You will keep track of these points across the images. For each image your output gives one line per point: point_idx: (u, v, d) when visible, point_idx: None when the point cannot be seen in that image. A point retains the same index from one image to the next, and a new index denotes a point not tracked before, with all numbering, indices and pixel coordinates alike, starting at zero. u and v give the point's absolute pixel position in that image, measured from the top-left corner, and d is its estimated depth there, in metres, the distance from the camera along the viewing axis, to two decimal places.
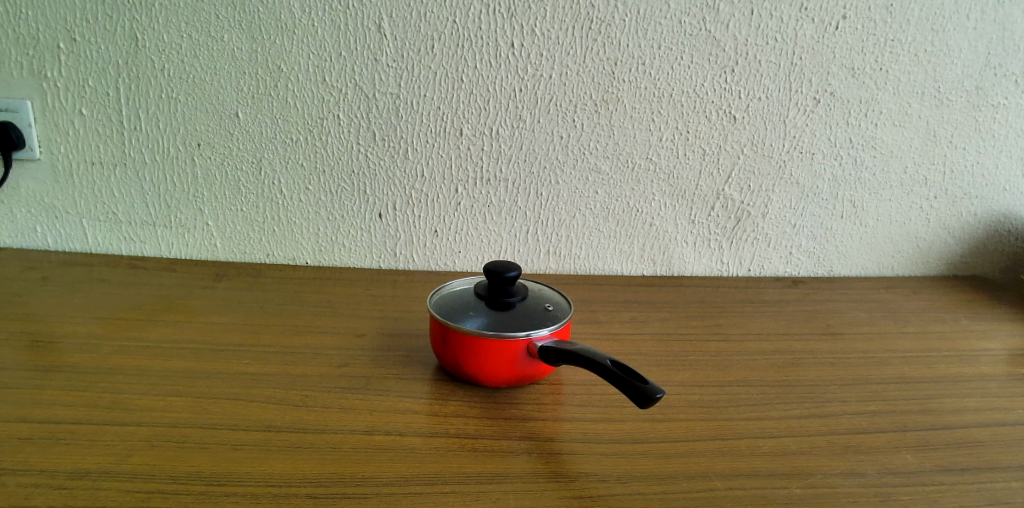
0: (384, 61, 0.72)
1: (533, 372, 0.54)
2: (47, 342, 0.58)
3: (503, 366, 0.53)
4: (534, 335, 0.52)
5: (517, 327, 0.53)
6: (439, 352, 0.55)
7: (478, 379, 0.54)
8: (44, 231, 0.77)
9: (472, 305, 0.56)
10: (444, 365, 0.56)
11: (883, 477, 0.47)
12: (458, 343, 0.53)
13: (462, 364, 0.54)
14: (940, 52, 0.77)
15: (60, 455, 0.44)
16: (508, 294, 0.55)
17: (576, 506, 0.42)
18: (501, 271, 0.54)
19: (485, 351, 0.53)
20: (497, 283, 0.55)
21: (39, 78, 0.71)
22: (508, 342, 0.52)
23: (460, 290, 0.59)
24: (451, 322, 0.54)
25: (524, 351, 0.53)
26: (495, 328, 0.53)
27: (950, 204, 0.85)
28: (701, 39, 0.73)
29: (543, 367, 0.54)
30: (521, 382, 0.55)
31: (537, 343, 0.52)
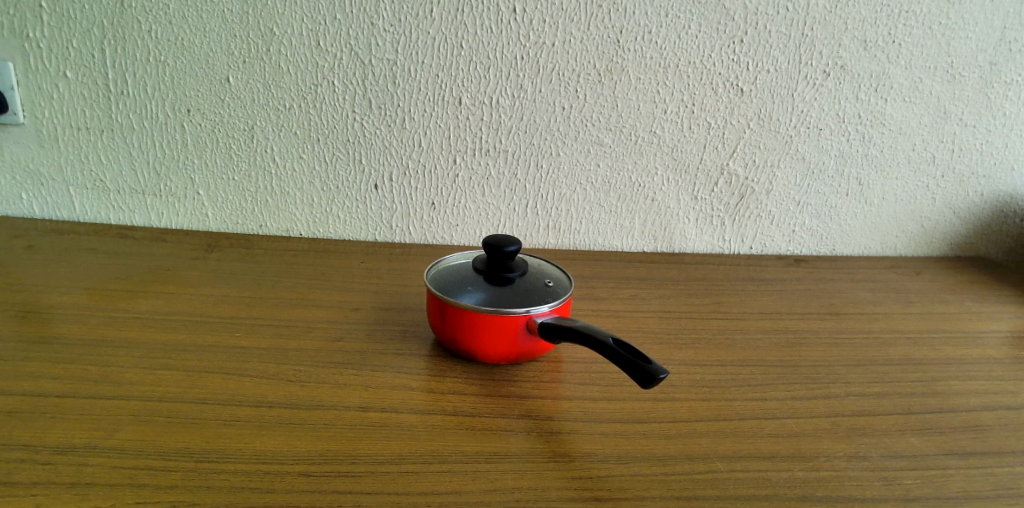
0: (381, 26, 0.69)
1: (532, 349, 0.53)
2: (32, 312, 0.56)
3: (502, 343, 0.52)
4: (534, 311, 0.51)
5: (516, 303, 0.51)
6: (437, 327, 0.54)
7: (476, 355, 0.53)
8: (29, 199, 0.75)
9: (470, 279, 0.54)
10: (440, 340, 0.55)
11: (888, 460, 0.46)
12: (456, 319, 0.52)
13: (460, 340, 0.53)
14: (954, 26, 0.75)
15: (44, 429, 0.42)
16: (508, 269, 0.54)
17: (576, 487, 0.41)
18: (500, 245, 0.53)
19: (483, 328, 0.51)
20: (496, 257, 0.53)
21: (21, 38, 0.69)
22: (508, 319, 0.51)
23: (458, 264, 0.57)
24: (450, 297, 0.52)
25: (523, 327, 0.51)
26: (494, 304, 0.51)
27: (957, 184, 0.84)
28: (710, 7, 0.71)
29: (543, 344, 0.53)
30: (520, 360, 0.53)
31: (537, 319, 0.51)
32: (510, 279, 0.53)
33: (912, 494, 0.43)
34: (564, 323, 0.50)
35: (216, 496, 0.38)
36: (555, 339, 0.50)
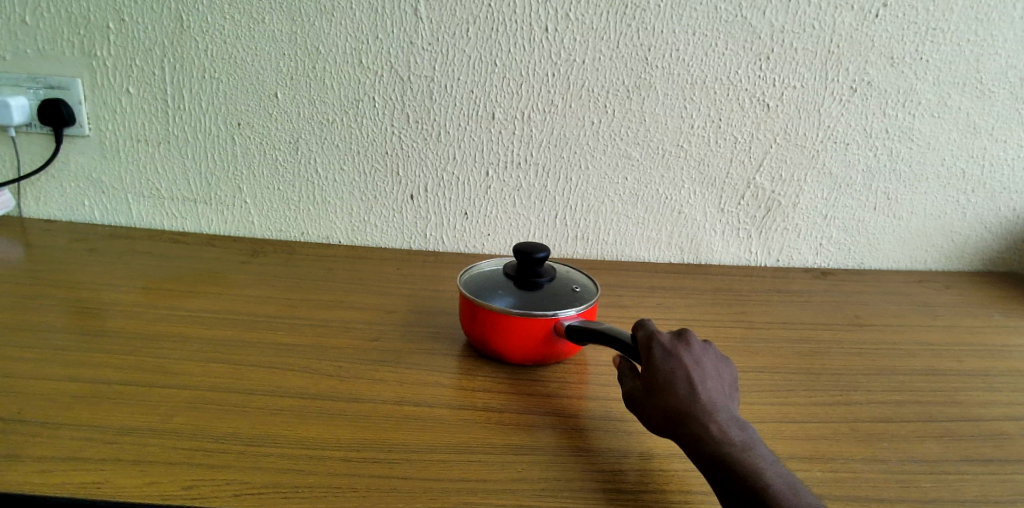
0: (419, 44, 0.73)
1: (559, 351, 0.55)
2: (95, 308, 0.61)
3: (531, 344, 0.54)
4: (561, 314, 0.53)
5: (544, 306, 0.54)
6: (467, 329, 0.57)
7: (505, 355, 0.55)
8: (91, 205, 0.80)
9: (500, 284, 0.57)
10: (470, 341, 0.57)
11: (906, 464, 0.47)
12: (487, 321, 0.55)
13: (490, 341, 0.55)
14: (983, 43, 0.76)
15: (109, 412, 0.46)
16: (536, 275, 0.56)
17: (599, 480, 0.44)
18: (530, 252, 0.56)
19: (513, 329, 0.54)
20: (526, 264, 0.56)
21: (90, 57, 0.74)
22: (536, 320, 0.53)
23: (489, 270, 0.60)
24: (481, 299, 0.55)
25: (551, 330, 0.54)
26: (523, 307, 0.54)
27: (988, 199, 0.84)
28: (736, 26, 0.73)
29: (569, 346, 0.55)
30: (546, 362, 0.56)
31: (564, 322, 0.53)
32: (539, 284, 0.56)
33: (928, 497, 0.44)
34: (589, 324, 0.52)
35: (265, 476, 0.42)
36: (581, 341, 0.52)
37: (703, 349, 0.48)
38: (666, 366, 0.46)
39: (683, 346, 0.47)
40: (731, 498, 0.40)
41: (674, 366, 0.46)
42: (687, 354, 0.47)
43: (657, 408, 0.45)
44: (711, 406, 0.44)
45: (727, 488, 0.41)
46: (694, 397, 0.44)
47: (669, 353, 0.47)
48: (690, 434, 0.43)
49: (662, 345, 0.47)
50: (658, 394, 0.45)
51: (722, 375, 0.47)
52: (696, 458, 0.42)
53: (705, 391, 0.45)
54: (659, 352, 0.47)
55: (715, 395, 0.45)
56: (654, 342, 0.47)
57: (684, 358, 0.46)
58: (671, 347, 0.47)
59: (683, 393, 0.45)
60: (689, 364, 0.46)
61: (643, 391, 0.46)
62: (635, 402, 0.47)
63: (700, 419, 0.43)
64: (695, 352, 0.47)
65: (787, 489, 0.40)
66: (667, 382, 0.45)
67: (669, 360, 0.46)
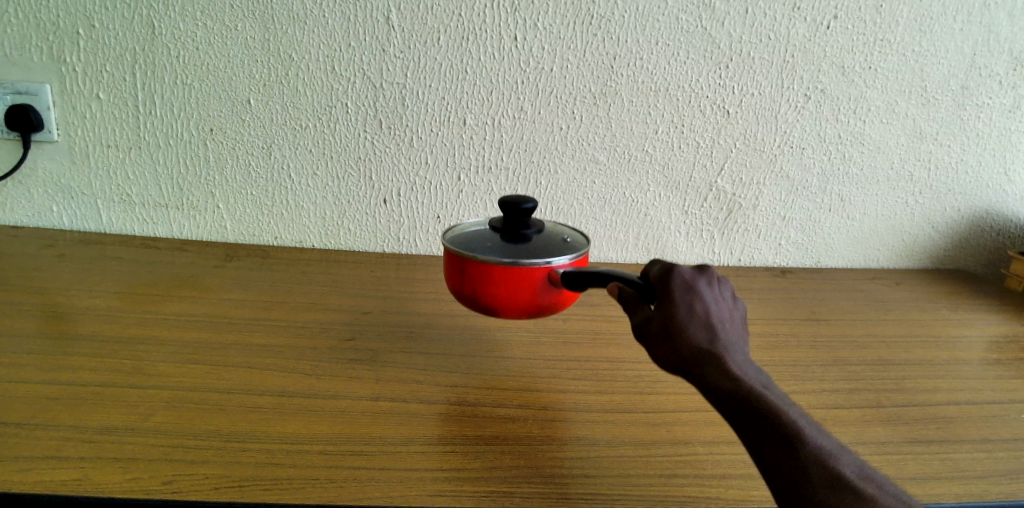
0: (391, 52, 0.74)
1: (553, 302, 0.53)
2: (68, 313, 0.61)
3: (524, 294, 0.52)
4: (555, 261, 0.52)
5: (535, 255, 0.52)
6: (456, 285, 0.55)
7: (497, 310, 0.54)
8: (59, 211, 0.80)
9: (488, 238, 0.55)
10: (460, 299, 0.55)
11: (855, 446, 0.50)
12: (477, 274, 0.53)
13: (481, 294, 0.53)
14: (927, 53, 0.80)
15: (86, 412, 0.47)
16: (524, 228, 0.55)
17: (569, 467, 0.46)
18: (517, 203, 0.53)
19: (505, 280, 0.52)
20: (513, 215, 0.54)
21: (58, 63, 0.74)
22: (529, 268, 0.51)
23: (474, 229, 0.58)
24: (470, 252, 0.53)
25: (544, 280, 0.52)
26: (514, 256, 0.52)
27: (934, 200, 0.89)
28: (697, 36, 0.76)
29: (563, 299, 0.54)
30: (540, 314, 0.54)
31: (558, 270, 0.52)
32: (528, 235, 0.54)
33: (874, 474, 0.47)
34: (601, 270, 0.50)
35: (244, 470, 0.43)
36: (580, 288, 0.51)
37: (719, 285, 0.47)
38: (683, 302, 0.45)
39: (700, 282, 0.47)
40: (750, 434, 0.40)
41: (691, 302, 0.45)
42: (706, 289, 0.46)
43: (672, 344, 0.44)
44: (727, 343, 0.44)
45: (745, 424, 0.41)
46: (711, 334, 0.44)
47: (687, 287, 0.46)
48: (708, 370, 0.43)
49: (680, 279, 0.46)
50: (675, 330, 0.44)
51: (734, 312, 0.47)
52: (713, 394, 0.43)
53: (722, 328, 0.45)
54: (679, 286, 0.46)
55: (730, 333, 0.45)
56: (671, 277, 0.46)
57: (703, 294, 0.46)
58: (692, 282, 0.46)
59: (701, 330, 0.44)
60: (706, 301, 0.45)
61: (657, 327, 0.45)
62: (646, 337, 0.46)
63: (717, 355, 0.43)
64: (714, 289, 0.47)
65: (808, 424, 0.40)
66: (684, 319, 0.45)
67: (686, 296, 0.46)
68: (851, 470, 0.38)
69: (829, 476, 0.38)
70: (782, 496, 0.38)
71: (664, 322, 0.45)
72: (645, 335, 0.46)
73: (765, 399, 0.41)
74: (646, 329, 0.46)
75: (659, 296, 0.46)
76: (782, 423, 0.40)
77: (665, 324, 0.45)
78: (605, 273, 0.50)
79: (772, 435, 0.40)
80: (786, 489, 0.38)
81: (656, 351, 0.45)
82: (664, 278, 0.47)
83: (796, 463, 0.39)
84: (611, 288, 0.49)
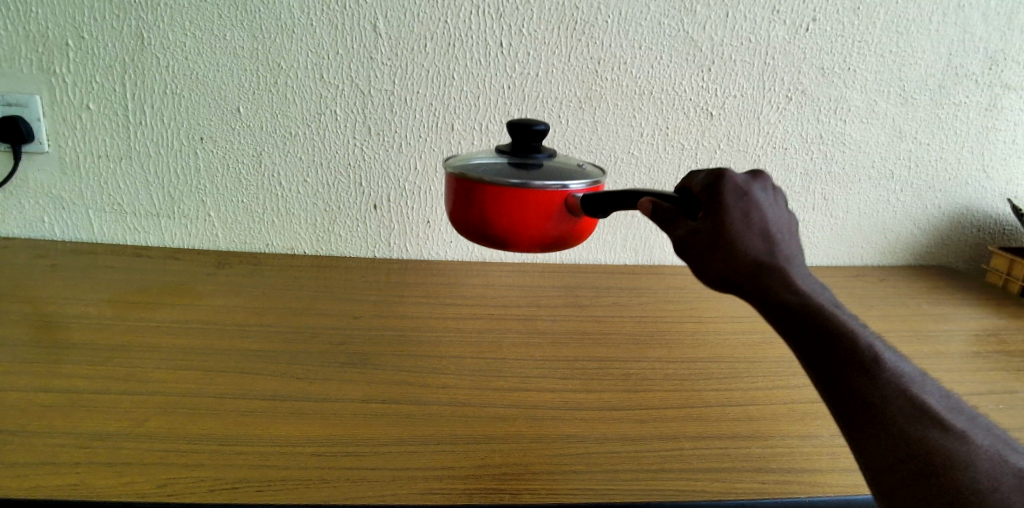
0: (379, 59, 0.75)
1: (567, 233, 0.48)
2: (61, 322, 0.61)
3: (538, 222, 0.47)
4: (571, 185, 0.47)
5: (548, 177, 0.47)
6: (458, 213, 0.49)
7: (505, 241, 0.49)
8: (50, 222, 0.80)
9: (495, 162, 0.50)
10: (463, 229, 0.50)
11: (836, 439, 0.52)
12: (484, 198, 0.47)
13: (488, 221, 0.48)
14: (904, 53, 0.82)
15: (82, 418, 0.47)
16: (534, 152, 0.50)
17: (557, 463, 0.47)
18: (528, 124, 0.49)
19: (516, 204, 0.47)
20: (523, 137, 0.49)
21: (48, 74, 0.73)
22: (542, 191, 0.46)
23: (478, 154, 0.53)
24: (475, 173, 0.47)
25: (559, 205, 0.47)
26: (524, 177, 0.47)
27: (915, 197, 0.91)
28: (679, 40, 0.78)
29: (577, 229, 0.49)
30: (552, 247, 0.49)
31: (575, 196, 0.47)
32: (538, 159, 0.49)
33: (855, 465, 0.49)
34: (631, 191, 0.44)
35: (238, 472, 0.43)
36: (602, 213, 0.46)
37: (772, 188, 0.42)
38: (738, 214, 0.40)
39: (754, 184, 0.41)
40: (818, 357, 0.38)
41: (747, 210, 0.40)
42: (762, 197, 0.41)
43: (726, 260, 0.40)
44: (787, 258, 0.40)
45: (814, 347, 0.38)
46: (770, 249, 0.39)
47: (741, 196, 0.40)
48: (769, 289, 0.39)
49: (734, 187, 0.40)
50: (730, 245, 0.40)
51: (790, 216, 0.41)
52: (776, 315, 0.39)
53: (781, 240, 0.40)
54: (733, 197, 0.40)
55: (789, 245, 0.40)
56: (722, 182, 0.40)
57: (759, 203, 0.40)
58: (746, 190, 0.40)
59: (759, 242, 0.40)
60: (764, 210, 0.40)
61: (706, 245, 0.40)
62: (691, 252, 0.41)
63: (778, 271, 0.39)
64: (769, 196, 0.41)
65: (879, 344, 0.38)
66: (740, 232, 0.40)
67: (740, 205, 0.40)
68: (925, 393, 0.38)
69: (907, 400, 0.37)
70: (851, 421, 0.37)
71: (715, 235, 0.40)
72: (691, 249, 0.41)
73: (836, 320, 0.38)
74: (692, 242, 0.41)
75: (707, 204, 0.41)
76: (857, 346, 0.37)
77: (717, 238, 0.40)
78: (637, 191, 0.44)
79: (845, 360, 0.37)
80: (859, 416, 0.37)
81: (706, 267, 0.41)
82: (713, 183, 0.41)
83: (872, 389, 0.37)
84: (643, 204, 0.43)
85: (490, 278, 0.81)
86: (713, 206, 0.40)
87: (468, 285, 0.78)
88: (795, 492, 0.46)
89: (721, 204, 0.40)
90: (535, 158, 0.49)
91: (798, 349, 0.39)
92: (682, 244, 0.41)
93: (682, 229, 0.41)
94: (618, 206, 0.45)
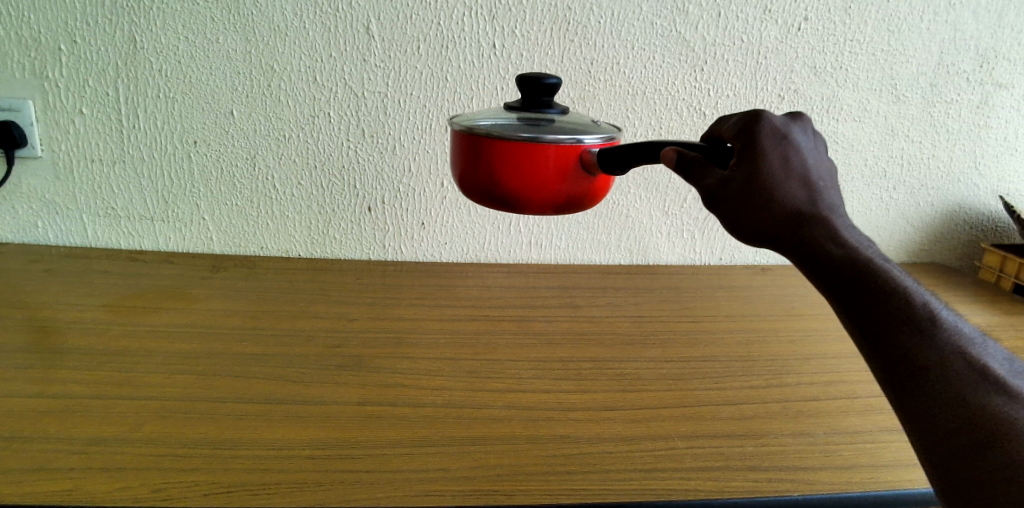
0: (372, 62, 0.75)
1: (580, 192, 0.47)
2: (55, 327, 0.61)
3: (552, 180, 0.46)
4: (586, 139, 0.45)
5: (560, 131, 0.45)
6: (466, 174, 0.48)
7: (516, 200, 0.47)
8: (44, 227, 0.79)
9: (505, 118, 0.48)
10: (471, 190, 0.48)
11: (830, 436, 0.52)
12: (495, 153, 0.45)
13: (499, 181, 0.46)
14: (896, 52, 0.83)
15: (77, 424, 0.47)
16: (546, 107, 0.47)
17: (552, 463, 0.47)
18: (538, 77, 0.46)
19: (529, 159, 0.45)
20: (534, 92, 0.47)
21: (41, 79, 0.73)
22: (557, 145, 0.45)
23: (484, 112, 0.51)
24: (484, 128, 0.46)
25: (573, 161, 0.46)
26: (537, 131, 0.45)
27: (908, 195, 0.91)
28: (672, 40, 0.78)
29: (589, 187, 0.48)
30: (566, 208, 0.48)
31: (590, 151, 0.46)
32: (549, 115, 0.47)
33: (848, 463, 0.49)
34: (654, 142, 0.44)
35: (232, 476, 0.43)
36: (621, 170, 0.45)
37: (808, 135, 0.43)
38: (775, 156, 0.41)
39: (790, 128, 0.42)
40: (853, 301, 0.39)
41: (785, 156, 0.41)
42: (798, 141, 0.42)
43: (764, 208, 0.41)
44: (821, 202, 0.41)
45: (850, 292, 0.39)
46: (805, 192, 0.41)
47: (779, 139, 0.41)
48: (808, 238, 0.40)
49: (773, 129, 0.41)
50: (768, 193, 0.41)
51: (824, 163, 0.43)
52: (810, 259, 0.40)
53: (815, 185, 0.41)
54: (772, 139, 0.41)
55: (824, 189, 0.42)
56: (759, 127, 0.41)
57: (795, 147, 0.41)
58: (784, 134, 0.42)
59: (795, 187, 0.41)
60: (800, 154, 0.41)
61: (740, 187, 0.41)
62: (726, 202, 0.42)
63: (814, 217, 0.41)
64: (805, 141, 0.42)
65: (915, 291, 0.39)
66: (778, 179, 0.41)
67: (778, 147, 0.41)
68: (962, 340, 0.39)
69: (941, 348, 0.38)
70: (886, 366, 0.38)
71: (754, 183, 0.41)
72: (728, 200, 0.42)
73: (880, 268, 0.39)
74: (727, 193, 0.42)
75: (742, 150, 0.42)
76: (902, 297, 0.38)
77: (755, 187, 0.41)
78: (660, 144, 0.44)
79: (881, 305, 0.38)
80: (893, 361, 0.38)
81: (743, 217, 0.42)
82: (750, 130, 0.42)
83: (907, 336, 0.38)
84: (666, 153, 0.43)
85: (485, 280, 0.81)
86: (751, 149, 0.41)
87: (464, 286, 0.79)
88: (789, 490, 0.46)
89: (760, 146, 0.41)
90: (547, 113, 0.47)
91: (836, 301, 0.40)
92: (717, 196, 0.42)
93: (716, 179, 0.42)
94: (640, 162, 0.45)
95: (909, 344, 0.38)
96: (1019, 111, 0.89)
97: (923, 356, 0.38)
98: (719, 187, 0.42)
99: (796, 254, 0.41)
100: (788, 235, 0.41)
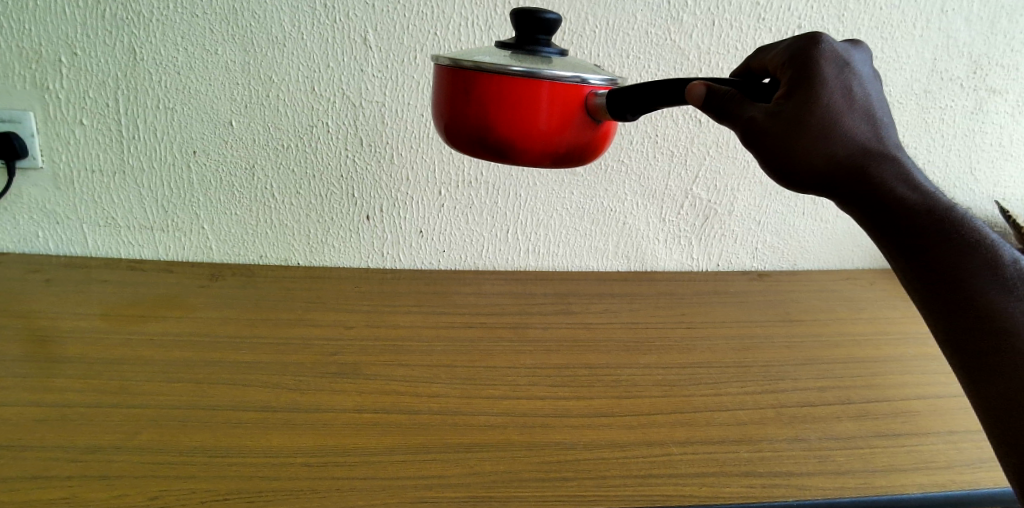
0: (369, 72, 0.76)
1: (579, 143, 0.46)
2: (53, 336, 0.62)
3: (556, 130, 0.44)
4: (591, 80, 0.44)
5: (562, 69, 0.43)
6: (459, 121, 0.45)
7: (509, 147, 0.45)
8: (44, 236, 0.80)
9: (498, 54, 0.45)
10: (461, 135, 0.46)
11: (825, 442, 0.53)
12: (491, 92, 0.43)
13: (499, 128, 0.44)
14: (889, 59, 0.83)
15: (73, 432, 0.48)
16: (542, 45, 0.45)
17: (546, 470, 0.47)
18: (533, 11, 0.44)
19: (527, 99, 0.43)
20: (530, 26, 0.44)
21: (41, 90, 0.74)
22: (559, 84, 0.43)
23: (471, 50, 0.48)
24: (479, 64, 0.43)
25: (576, 104, 0.44)
26: (537, 66, 0.43)
27: None
28: (667, 48, 0.79)
29: (588, 136, 0.46)
30: (564, 160, 0.46)
31: (595, 92, 0.44)
32: (546, 54, 0.45)
33: (843, 469, 0.49)
34: (679, 80, 0.41)
35: (227, 484, 0.44)
36: (634, 114, 0.43)
37: (862, 64, 0.40)
38: (836, 89, 0.38)
39: (847, 57, 0.39)
40: (910, 251, 0.38)
41: (846, 84, 0.38)
42: (857, 73, 0.39)
43: (823, 142, 0.37)
44: (882, 140, 0.38)
45: (908, 241, 0.38)
46: (866, 128, 0.38)
47: (839, 70, 0.38)
48: (867, 180, 0.38)
49: (830, 57, 0.38)
50: (829, 125, 0.37)
51: (878, 95, 0.40)
52: (870, 205, 0.38)
53: (874, 120, 0.38)
54: (832, 70, 0.38)
55: (882, 125, 0.39)
56: (818, 51, 0.38)
57: (853, 79, 0.38)
58: (843, 65, 0.38)
59: (857, 121, 0.38)
60: (859, 87, 0.38)
61: (792, 121, 0.37)
62: (778, 135, 0.37)
63: (876, 156, 0.38)
64: (862, 72, 0.39)
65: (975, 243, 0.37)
66: (840, 108, 0.37)
67: (839, 77, 0.38)
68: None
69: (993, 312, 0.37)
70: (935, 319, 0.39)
71: (814, 113, 0.37)
72: (780, 136, 0.37)
73: (941, 215, 0.37)
74: (779, 126, 0.37)
75: (797, 78, 0.38)
76: (956, 252, 0.37)
77: (814, 117, 0.37)
78: (684, 82, 0.41)
79: (937, 261, 0.37)
80: (944, 318, 0.38)
81: (800, 153, 0.37)
82: (806, 56, 0.38)
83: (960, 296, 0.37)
84: (693, 88, 0.40)
85: (482, 287, 0.82)
86: (808, 81, 0.38)
87: (461, 294, 0.79)
88: (783, 495, 0.46)
89: (819, 77, 0.38)
90: (543, 51, 0.45)
91: (889, 248, 0.39)
92: (766, 130, 0.38)
93: (766, 111, 0.38)
94: (657, 103, 0.42)
95: (976, 296, 0.37)
96: (1012, 116, 0.89)
97: (974, 317, 0.37)
98: (769, 121, 0.37)
99: (851, 195, 0.38)
100: (845, 177, 0.38)
